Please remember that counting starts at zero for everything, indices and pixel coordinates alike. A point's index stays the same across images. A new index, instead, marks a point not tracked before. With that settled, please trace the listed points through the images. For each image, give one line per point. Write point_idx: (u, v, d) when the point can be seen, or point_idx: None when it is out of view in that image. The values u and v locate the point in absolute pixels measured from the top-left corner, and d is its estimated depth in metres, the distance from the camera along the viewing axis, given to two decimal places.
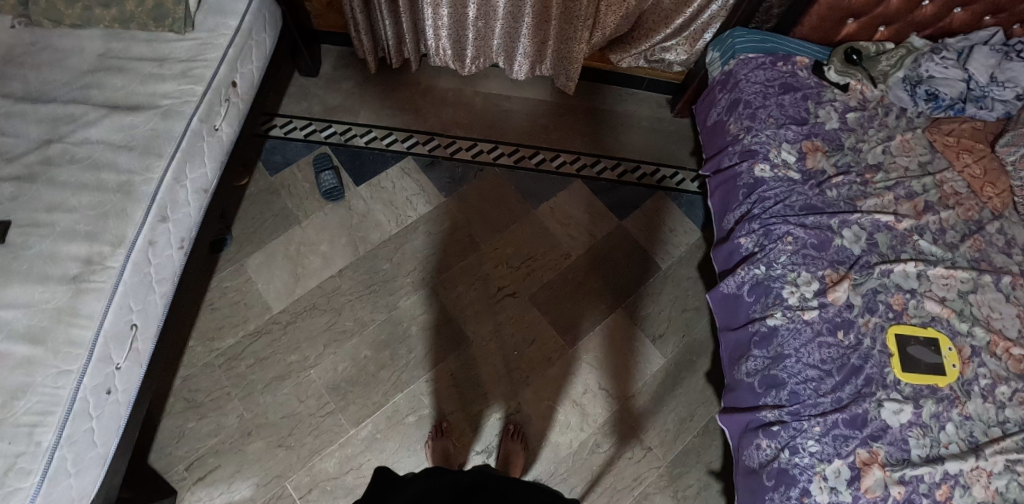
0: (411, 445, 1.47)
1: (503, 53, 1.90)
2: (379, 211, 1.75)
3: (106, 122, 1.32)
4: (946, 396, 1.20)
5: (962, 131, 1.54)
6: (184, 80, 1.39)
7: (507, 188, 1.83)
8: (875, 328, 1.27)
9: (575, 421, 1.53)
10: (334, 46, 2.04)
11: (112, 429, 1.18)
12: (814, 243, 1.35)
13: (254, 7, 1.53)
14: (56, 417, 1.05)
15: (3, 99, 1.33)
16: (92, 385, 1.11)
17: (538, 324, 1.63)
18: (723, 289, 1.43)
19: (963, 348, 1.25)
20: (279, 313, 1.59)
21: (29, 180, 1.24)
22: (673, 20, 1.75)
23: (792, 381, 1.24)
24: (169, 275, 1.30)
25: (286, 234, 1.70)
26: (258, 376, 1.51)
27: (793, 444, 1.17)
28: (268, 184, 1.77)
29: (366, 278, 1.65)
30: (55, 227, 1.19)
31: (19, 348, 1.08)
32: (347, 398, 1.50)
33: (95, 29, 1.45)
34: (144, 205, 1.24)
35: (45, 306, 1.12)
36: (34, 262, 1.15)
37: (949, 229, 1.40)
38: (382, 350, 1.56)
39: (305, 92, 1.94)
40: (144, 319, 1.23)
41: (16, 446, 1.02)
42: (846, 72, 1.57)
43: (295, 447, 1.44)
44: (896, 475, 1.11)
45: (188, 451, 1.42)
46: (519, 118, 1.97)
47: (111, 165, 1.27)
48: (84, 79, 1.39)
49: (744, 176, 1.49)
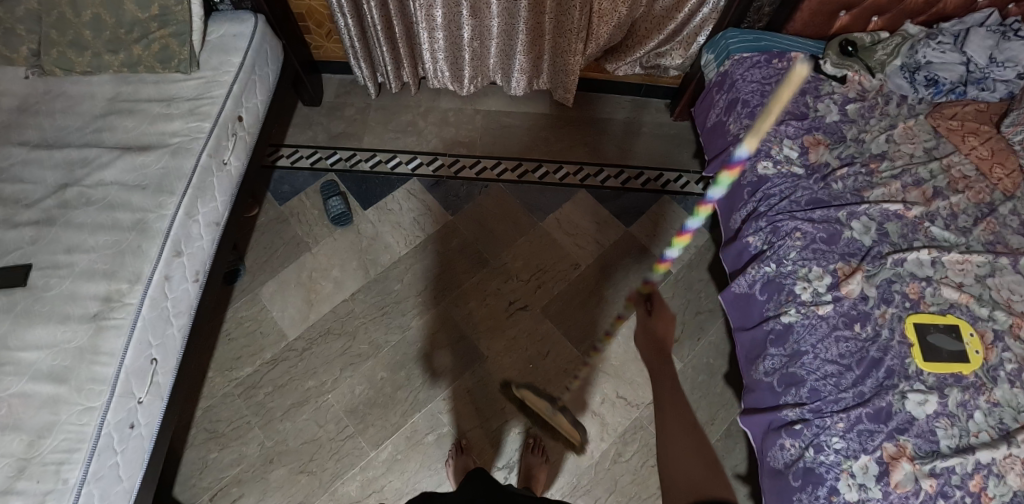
0: (431, 465, 1.47)
1: (501, 71, 1.93)
2: (387, 233, 1.77)
3: (120, 163, 1.36)
4: (971, 384, 1.18)
5: (966, 114, 1.52)
6: (192, 117, 1.43)
7: (512, 203, 1.85)
8: (893, 319, 1.25)
9: (595, 432, 1.52)
10: (334, 75, 2.09)
11: (137, 464, 1.19)
12: (823, 237, 1.34)
13: (255, 43, 1.56)
14: (82, 454, 1.07)
15: (20, 147, 1.38)
16: (116, 420, 1.13)
17: (552, 337, 1.63)
18: (735, 288, 1.42)
19: (984, 333, 1.23)
20: (294, 340, 1.60)
21: (48, 224, 1.28)
22: (666, 26, 1.76)
23: (812, 377, 1.22)
24: (186, 308, 1.32)
25: (297, 262, 1.72)
26: (277, 403, 1.52)
27: (817, 443, 1.15)
28: (278, 213, 1.80)
29: (378, 300, 1.67)
30: (74, 268, 1.23)
31: (44, 387, 1.10)
32: (366, 420, 1.51)
33: (106, 75, 1.50)
34: (159, 242, 1.27)
35: (68, 346, 1.14)
36: (55, 303, 1.18)
37: (960, 214, 1.38)
38: (397, 371, 1.57)
39: (308, 121, 1.99)
40: (163, 353, 1.24)
41: (44, 485, 1.04)
42: (842, 64, 1.57)
43: (317, 472, 1.45)
44: (927, 467, 1.09)
45: (212, 482, 1.43)
46: (520, 132, 1.99)
47: (125, 205, 1.30)
48: (96, 123, 1.43)
49: (747, 175, 1.48)
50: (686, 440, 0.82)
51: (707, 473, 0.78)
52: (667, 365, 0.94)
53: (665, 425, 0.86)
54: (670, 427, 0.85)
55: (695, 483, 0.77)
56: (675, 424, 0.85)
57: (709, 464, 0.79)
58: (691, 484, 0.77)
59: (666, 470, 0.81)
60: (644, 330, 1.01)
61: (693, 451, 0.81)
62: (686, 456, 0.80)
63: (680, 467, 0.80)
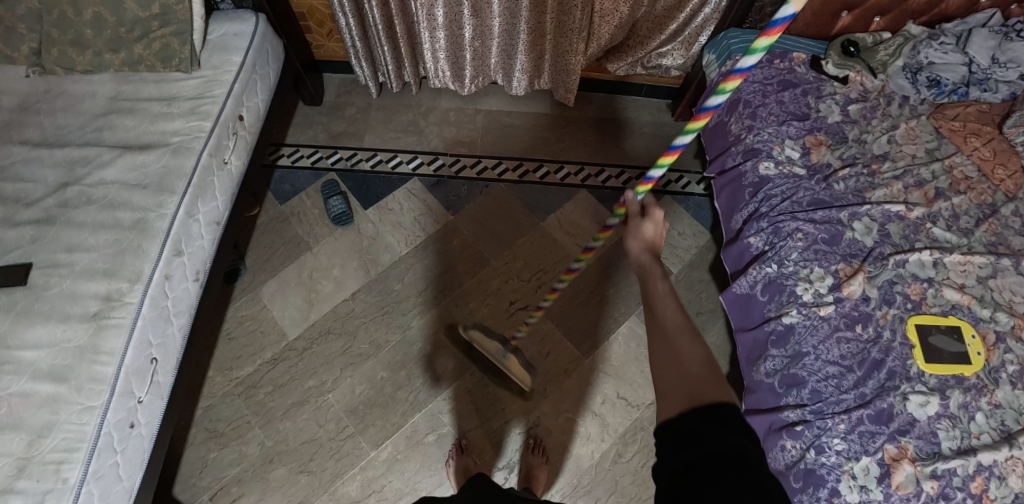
0: (432, 465, 1.46)
1: (501, 71, 1.93)
2: (388, 233, 1.77)
3: (120, 162, 1.35)
4: (973, 385, 1.17)
5: (968, 115, 1.52)
6: (193, 116, 1.43)
7: (513, 203, 1.84)
8: (894, 320, 1.24)
9: (595, 432, 1.51)
10: (335, 74, 2.08)
11: (136, 463, 1.19)
12: (825, 238, 1.34)
13: (256, 42, 1.56)
14: (82, 453, 1.07)
15: (21, 145, 1.38)
16: (115, 420, 1.13)
17: (552, 337, 1.63)
18: (735, 289, 1.41)
19: (986, 334, 1.23)
20: (295, 340, 1.60)
21: (48, 223, 1.27)
22: (667, 26, 1.76)
23: (813, 379, 1.21)
24: (187, 307, 1.32)
25: (298, 261, 1.72)
26: (277, 402, 1.52)
27: (819, 444, 1.15)
28: (278, 212, 1.80)
29: (378, 300, 1.66)
30: (74, 267, 1.22)
31: (43, 387, 1.10)
32: (366, 420, 1.51)
33: (106, 73, 1.50)
34: (159, 241, 1.27)
35: (68, 345, 1.14)
36: (55, 302, 1.18)
37: (963, 214, 1.38)
38: (397, 371, 1.57)
39: (309, 121, 1.98)
40: (163, 353, 1.24)
41: (44, 484, 1.04)
42: (844, 64, 1.56)
43: (317, 472, 1.45)
44: (928, 469, 1.09)
45: (211, 481, 1.43)
46: (521, 132, 1.99)
47: (126, 204, 1.30)
48: (97, 122, 1.43)
49: (749, 175, 1.48)
50: (680, 337, 0.76)
51: (699, 370, 0.72)
52: (659, 267, 0.89)
53: (654, 325, 0.80)
54: (659, 327, 0.79)
55: (689, 379, 0.71)
56: (663, 324, 0.79)
57: (704, 361, 0.73)
58: (683, 382, 0.71)
59: (659, 376, 0.75)
60: (637, 232, 0.95)
61: (684, 349, 0.75)
62: (679, 356, 0.74)
63: (672, 367, 0.74)
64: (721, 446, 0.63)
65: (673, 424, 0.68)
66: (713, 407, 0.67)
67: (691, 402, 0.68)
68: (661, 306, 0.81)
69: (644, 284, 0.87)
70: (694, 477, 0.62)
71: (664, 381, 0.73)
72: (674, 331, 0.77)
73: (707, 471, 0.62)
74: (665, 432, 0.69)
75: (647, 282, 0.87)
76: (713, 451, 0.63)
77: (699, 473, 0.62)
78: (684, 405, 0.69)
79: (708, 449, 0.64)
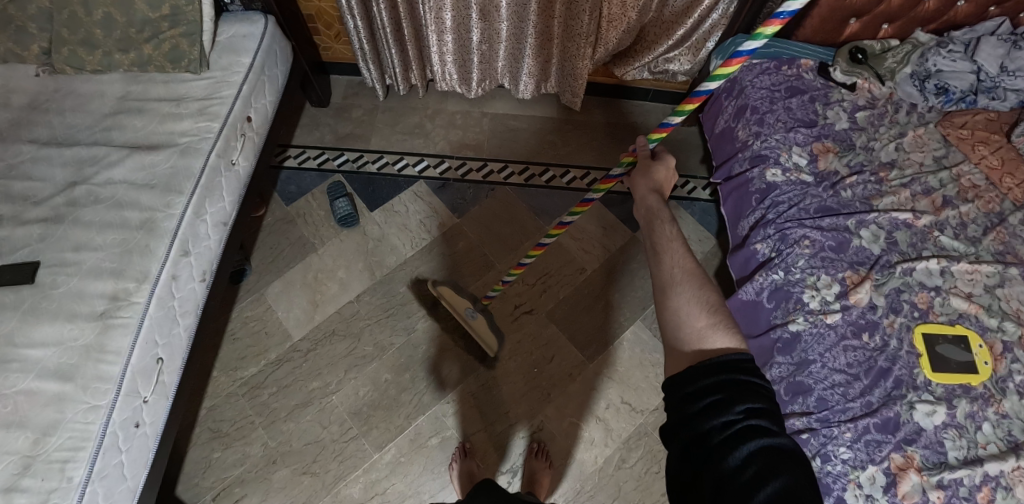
0: (435, 467, 1.46)
1: (509, 74, 1.93)
2: (394, 235, 1.77)
3: (128, 161, 1.36)
4: (980, 395, 1.17)
5: (976, 123, 1.51)
6: (202, 117, 1.43)
7: (518, 206, 1.84)
8: (901, 328, 1.24)
9: (599, 437, 1.51)
10: (342, 76, 2.09)
11: (141, 462, 1.19)
12: (832, 245, 1.34)
13: (265, 44, 1.57)
14: (87, 453, 1.08)
15: (30, 144, 1.38)
16: (121, 419, 1.13)
17: (557, 341, 1.63)
18: (741, 295, 1.38)
19: (994, 344, 1.22)
20: (300, 341, 1.60)
21: (56, 221, 1.28)
22: (674, 31, 1.75)
23: (819, 387, 1.20)
24: (193, 307, 1.32)
25: (304, 262, 1.72)
26: (281, 403, 1.52)
27: (824, 452, 1.14)
28: (284, 213, 1.80)
29: (383, 302, 1.66)
30: (81, 266, 1.23)
31: (50, 385, 1.10)
32: (370, 422, 1.51)
33: (115, 73, 1.51)
34: (167, 241, 1.27)
35: (74, 344, 1.15)
36: (63, 301, 1.18)
37: (970, 223, 1.38)
38: (402, 373, 1.57)
39: (316, 122, 1.99)
40: (168, 352, 1.25)
41: (49, 483, 1.04)
42: (852, 71, 1.56)
43: (320, 474, 1.45)
44: (934, 479, 1.08)
45: (215, 481, 1.43)
46: (527, 136, 1.99)
47: (134, 203, 1.31)
48: (106, 122, 1.44)
49: (756, 182, 1.47)
50: (691, 286, 0.89)
51: (710, 321, 0.85)
52: (664, 211, 0.99)
53: (661, 271, 0.92)
54: (667, 273, 0.91)
55: (697, 329, 0.85)
56: (675, 275, 0.90)
57: (710, 308, 0.87)
58: (695, 332, 0.85)
59: (668, 320, 0.88)
60: (646, 172, 1.03)
61: (695, 296, 0.88)
62: (691, 307, 0.87)
63: (685, 317, 0.86)
64: (725, 418, 0.73)
65: (679, 390, 0.78)
66: (706, 370, 0.78)
67: (703, 354, 0.83)
68: (673, 257, 0.93)
69: (653, 227, 0.98)
70: (703, 445, 0.73)
71: (676, 331, 0.86)
72: (684, 283, 0.89)
73: (711, 436, 0.72)
74: (672, 401, 0.79)
75: (656, 229, 0.97)
76: (718, 422, 0.73)
77: (706, 439, 0.73)
78: (697, 356, 0.83)
79: (707, 415, 0.74)
